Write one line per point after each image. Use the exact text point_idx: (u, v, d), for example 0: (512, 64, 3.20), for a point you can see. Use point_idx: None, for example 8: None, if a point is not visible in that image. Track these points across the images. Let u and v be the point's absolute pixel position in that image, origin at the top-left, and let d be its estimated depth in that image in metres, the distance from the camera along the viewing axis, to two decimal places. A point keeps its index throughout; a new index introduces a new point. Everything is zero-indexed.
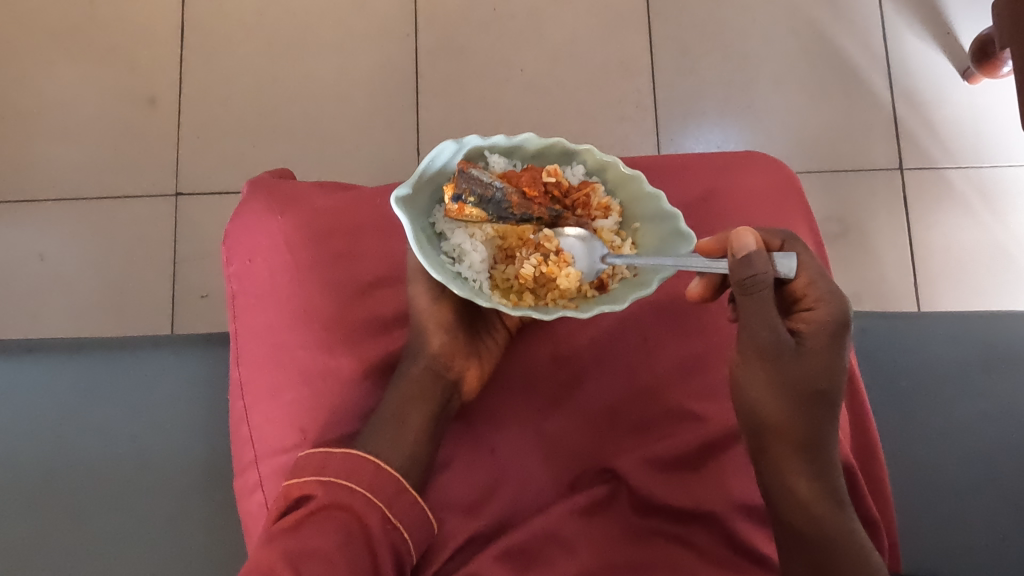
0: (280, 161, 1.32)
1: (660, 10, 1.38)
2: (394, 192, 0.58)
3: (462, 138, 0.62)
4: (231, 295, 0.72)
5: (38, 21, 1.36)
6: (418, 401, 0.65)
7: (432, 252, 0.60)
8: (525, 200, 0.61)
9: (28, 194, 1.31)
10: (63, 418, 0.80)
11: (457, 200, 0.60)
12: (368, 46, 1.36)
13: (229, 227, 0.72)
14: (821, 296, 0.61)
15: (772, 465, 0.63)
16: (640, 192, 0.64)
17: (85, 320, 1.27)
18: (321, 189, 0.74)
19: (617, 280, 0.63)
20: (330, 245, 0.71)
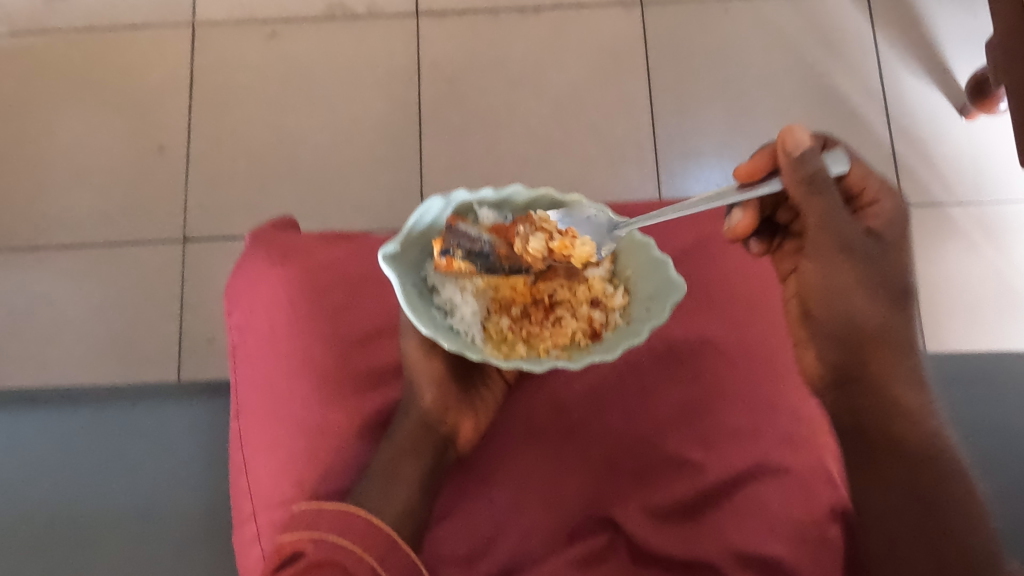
0: (285, 205, 1.34)
1: (659, 52, 1.41)
2: (382, 249, 0.59)
3: (450, 193, 0.62)
4: (233, 346, 0.73)
5: (51, 74, 1.39)
6: (412, 455, 0.65)
7: (423, 306, 0.61)
8: (514, 253, 0.63)
9: (37, 241, 1.32)
10: (67, 468, 0.81)
11: (446, 255, 0.61)
12: (372, 92, 1.39)
13: (232, 280, 0.74)
14: (880, 192, 0.66)
15: (870, 371, 0.64)
16: (631, 240, 0.66)
17: (92, 366, 1.28)
18: (323, 241, 0.76)
19: (610, 328, 0.63)
20: (332, 295, 0.72)
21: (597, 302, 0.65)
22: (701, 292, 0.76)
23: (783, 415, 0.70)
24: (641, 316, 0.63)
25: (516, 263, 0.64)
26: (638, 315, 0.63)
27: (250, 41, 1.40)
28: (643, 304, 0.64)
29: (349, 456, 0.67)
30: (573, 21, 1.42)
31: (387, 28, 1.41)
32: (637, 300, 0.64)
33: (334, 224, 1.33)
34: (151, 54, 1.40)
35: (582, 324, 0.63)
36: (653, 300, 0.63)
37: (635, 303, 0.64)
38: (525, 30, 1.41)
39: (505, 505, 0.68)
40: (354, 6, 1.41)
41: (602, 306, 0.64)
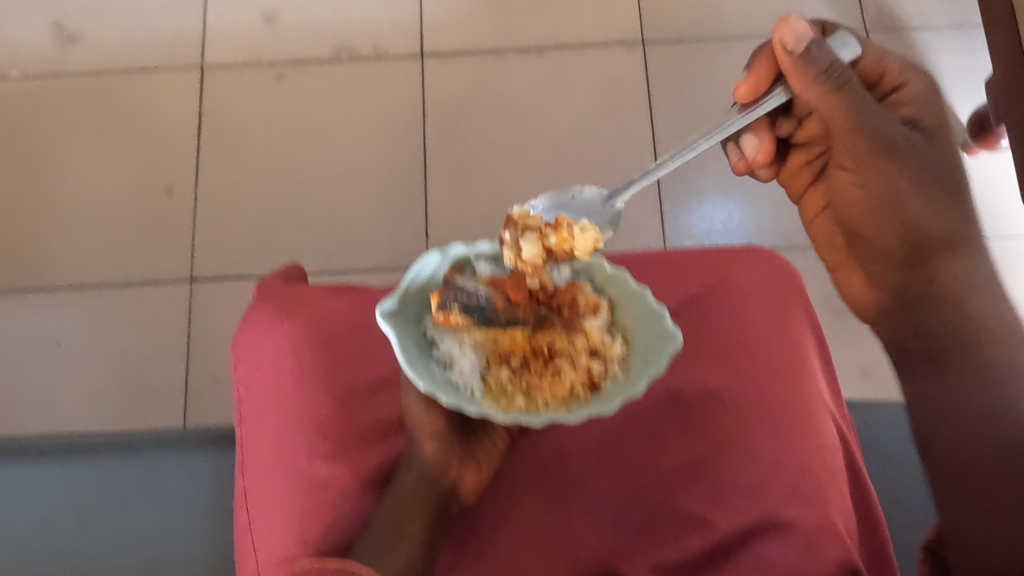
0: (292, 245, 1.35)
1: (661, 91, 1.42)
2: (380, 305, 0.63)
3: (446, 249, 0.68)
4: (237, 400, 0.73)
5: (63, 117, 1.41)
6: (415, 510, 0.64)
7: (421, 360, 0.62)
8: (510, 305, 0.65)
9: (46, 282, 1.34)
10: (71, 519, 0.81)
11: (444, 308, 0.64)
12: (378, 132, 1.40)
13: (237, 333, 0.74)
14: (904, 76, 0.80)
15: (924, 248, 0.78)
16: (627, 291, 0.69)
17: (98, 406, 1.28)
18: (327, 293, 0.76)
19: (610, 379, 0.63)
20: (336, 349, 0.73)
21: (596, 351, 0.64)
22: (705, 344, 0.75)
23: (789, 469, 0.70)
24: (639, 368, 0.63)
25: (513, 316, 0.65)
26: (636, 366, 0.63)
27: (257, 83, 1.43)
28: (641, 357, 0.64)
29: (353, 513, 0.67)
30: (575, 62, 1.43)
31: (392, 70, 1.43)
32: (635, 350, 0.65)
33: (340, 264, 1.34)
34: (160, 96, 1.42)
35: (580, 375, 0.62)
36: (649, 353, 0.64)
37: (633, 354, 0.65)
38: (528, 71, 1.43)
39: (507, 562, 0.68)
40: (359, 48, 1.44)
41: (601, 356, 0.64)
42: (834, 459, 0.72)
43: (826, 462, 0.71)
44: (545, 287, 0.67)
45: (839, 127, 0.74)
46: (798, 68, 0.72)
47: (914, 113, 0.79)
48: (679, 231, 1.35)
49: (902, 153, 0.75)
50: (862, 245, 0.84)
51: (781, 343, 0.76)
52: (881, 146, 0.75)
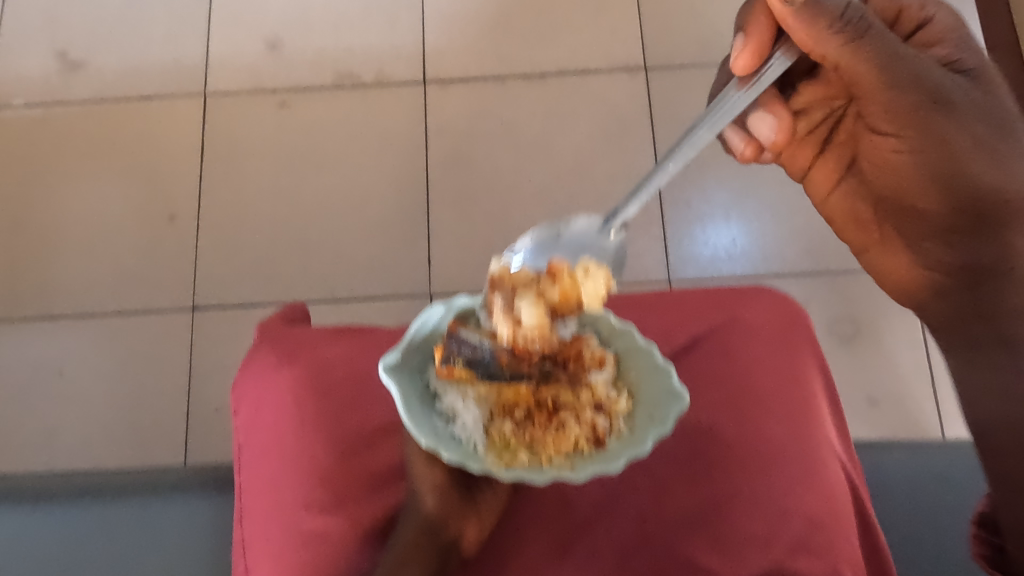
0: (295, 273, 1.35)
1: (665, 117, 1.42)
2: (382, 359, 0.63)
3: (451, 300, 0.67)
4: (238, 446, 0.73)
5: (66, 145, 1.41)
6: (413, 565, 0.63)
7: (424, 414, 0.63)
8: (514, 359, 0.65)
9: (48, 310, 1.33)
10: (68, 563, 0.79)
11: (447, 362, 0.64)
12: (381, 159, 1.40)
13: (238, 379, 0.74)
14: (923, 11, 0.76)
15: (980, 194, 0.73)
16: (633, 345, 0.69)
17: (100, 435, 1.28)
18: (328, 335, 0.75)
19: (615, 436, 0.63)
20: (335, 393, 0.71)
21: (601, 406, 0.64)
22: (711, 388, 0.74)
23: (795, 521, 0.69)
24: (644, 423, 0.64)
25: (517, 371, 0.65)
26: (642, 423, 0.64)
27: (261, 110, 1.43)
28: (647, 413, 0.65)
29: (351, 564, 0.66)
30: (578, 88, 1.43)
31: (395, 96, 1.43)
32: (640, 406, 0.65)
33: (342, 293, 1.33)
34: (163, 123, 1.42)
35: (586, 431, 0.62)
36: (654, 409, 0.65)
37: (639, 409, 0.65)
38: (531, 97, 1.43)
39: None
40: (363, 75, 1.44)
41: (607, 411, 0.64)
42: (844, 510, 0.71)
43: (833, 512, 0.70)
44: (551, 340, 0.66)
45: (870, 83, 0.70)
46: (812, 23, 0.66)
47: (951, 54, 0.74)
48: (684, 258, 1.34)
49: (947, 98, 0.70)
50: (895, 208, 0.80)
51: (788, 387, 0.75)
52: (921, 95, 0.70)
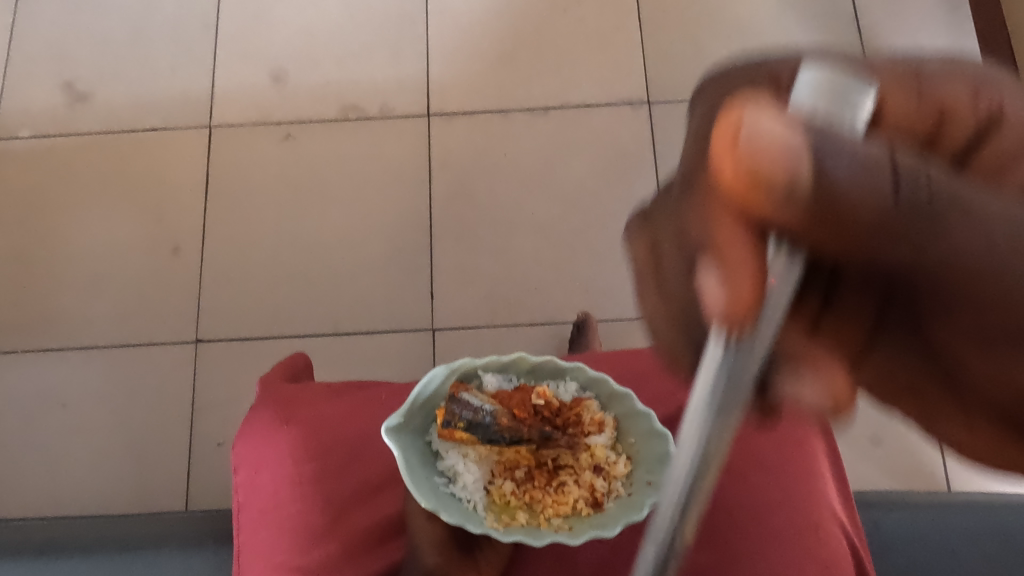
0: (297, 306, 1.35)
1: (668, 151, 1.42)
2: (385, 425, 0.67)
3: (454, 361, 0.72)
4: (236, 507, 0.71)
5: (73, 177, 1.42)
6: None
7: (426, 474, 0.69)
8: (514, 421, 0.71)
9: (53, 343, 1.34)
10: None
11: (449, 425, 0.69)
12: (384, 192, 1.40)
13: (237, 439, 0.73)
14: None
15: None
16: (631, 410, 0.74)
17: (102, 469, 1.28)
18: (329, 395, 0.75)
19: (611, 497, 0.70)
20: (335, 455, 0.72)
21: (600, 469, 0.72)
22: None
23: None
24: (641, 489, 0.70)
25: (518, 432, 0.71)
26: (638, 488, 0.70)
27: (265, 142, 1.43)
28: (644, 477, 0.71)
29: None
30: (581, 121, 1.44)
31: (399, 130, 1.43)
32: (637, 471, 0.71)
33: (345, 327, 1.34)
34: (169, 156, 1.43)
35: (583, 491, 0.70)
36: (653, 475, 0.71)
37: (636, 474, 0.71)
38: (534, 131, 1.43)
39: None
40: (367, 108, 1.45)
41: (605, 474, 0.72)
42: None
43: None
44: (552, 405, 0.72)
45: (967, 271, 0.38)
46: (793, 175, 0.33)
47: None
48: None
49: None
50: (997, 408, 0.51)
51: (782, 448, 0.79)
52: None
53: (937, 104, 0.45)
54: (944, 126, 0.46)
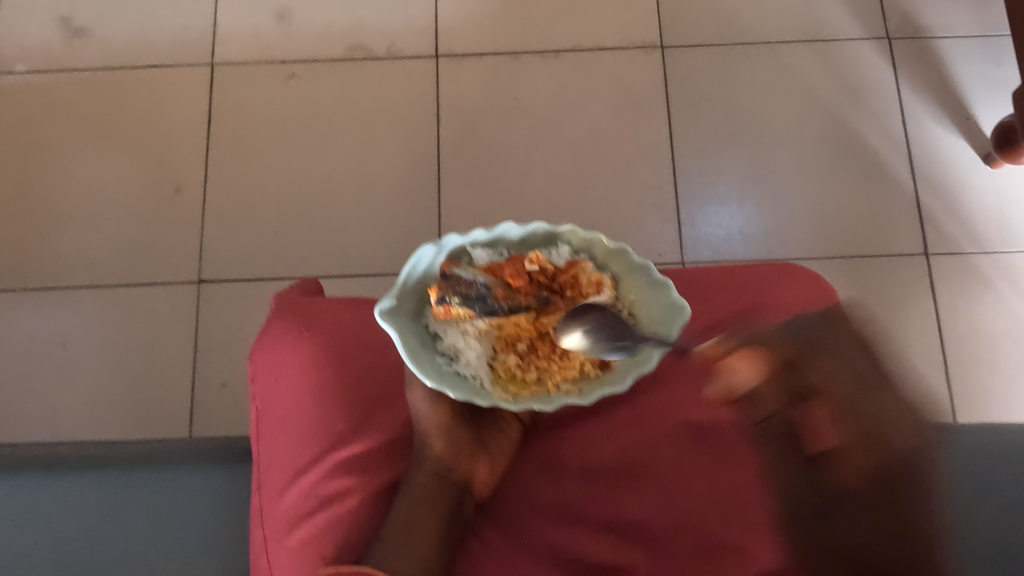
0: (302, 249, 1.32)
1: (679, 97, 1.40)
2: (378, 305, 0.66)
3: (442, 241, 0.70)
4: (255, 414, 0.71)
5: (71, 115, 1.39)
6: (427, 506, 0.63)
7: (428, 355, 0.67)
8: (510, 292, 0.68)
9: (51, 283, 1.31)
10: (73, 535, 0.77)
11: (444, 301, 0.68)
12: (391, 134, 1.38)
13: (257, 347, 0.73)
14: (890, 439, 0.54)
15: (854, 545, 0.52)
16: (628, 265, 0.72)
17: (103, 410, 1.26)
18: (352, 307, 0.74)
19: (619, 357, 0.68)
20: (358, 359, 0.71)
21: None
22: None
23: None
24: (647, 341, 0.68)
25: (514, 301, 0.68)
26: (644, 341, 0.68)
27: (269, 81, 1.40)
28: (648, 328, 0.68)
29: (368, 527, 0.65)
30: (593, 66, 1.41)
31: (407, 71, 1.40)
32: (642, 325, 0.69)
33: (351, 268, 1.31)
34: (170, 95, 1.39)
35: (589, 355, 0.67)
36: (658, 324, 0.68)
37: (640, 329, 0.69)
38: (545, 74, 1.40)
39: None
40: (373, 48, 1.41)
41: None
42: None
43: None
44: (545, 270, 0.69)
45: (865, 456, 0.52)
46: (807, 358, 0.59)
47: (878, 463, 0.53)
48: (697, 239, 1.32)
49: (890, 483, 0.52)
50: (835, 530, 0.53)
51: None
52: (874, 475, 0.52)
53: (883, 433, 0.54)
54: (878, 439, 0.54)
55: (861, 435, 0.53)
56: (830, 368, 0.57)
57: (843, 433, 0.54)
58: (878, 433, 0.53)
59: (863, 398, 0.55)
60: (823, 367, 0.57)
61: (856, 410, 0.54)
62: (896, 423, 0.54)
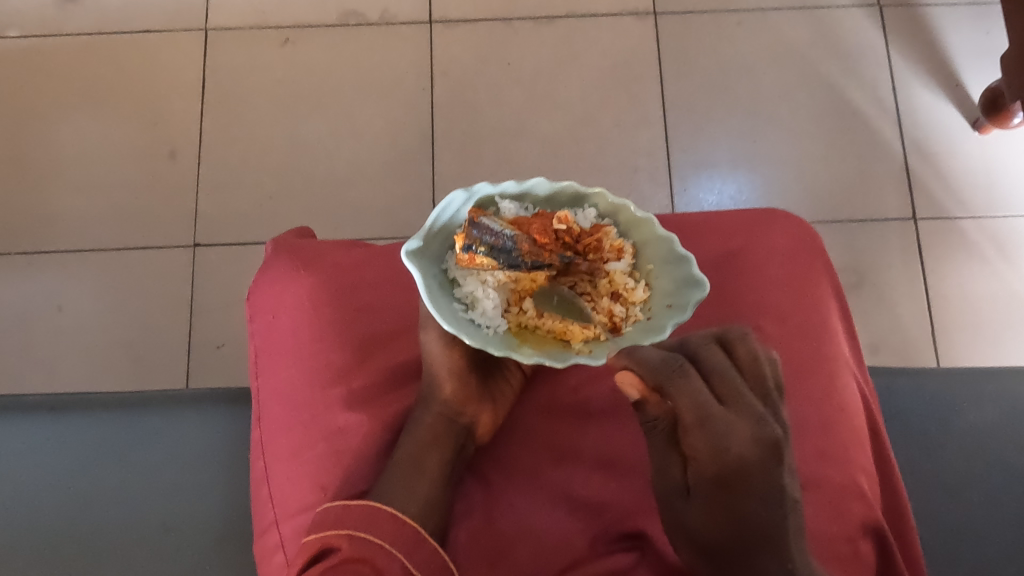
0: (297, 213, 1.33)
1: (672, 63, 1.40)
2: (405, 245, 0.65)
3: (472, 188, 0.68)
4: (255, 351, 0.75)
5: (64, 79, 1.39)
6: (433, 446, 0.65)
7: (444, 299, 0.66)
8: (535, 247, 0.67)
9: (47, 245, 1.31)
10: (80, 472, 0.79)
11: (469, 249, 0.65)
12: (385, 99, 1.38)
13: (256, 287, 0.76)
14: (745, 443, 0.56)
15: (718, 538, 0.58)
16: (653, 236, 0.68)
17: (100, 370, 1.27)
18: (351, 251, 0.77)
19: (631, 323, 0.67)
20: (358, 299, 0.74)
21: (618, 295, 0.68)
22: (734, 302, 0.73)
23: (815, 432, 0.68)
24: (662, 312, 0.66)
25: (538, 258, 0.67)
26: (659, 311, 0.66)
27: (263, 47, 1.40)
28: (664, 301, 0.66)
29: (370, 464, 0.66)
30: (586, 31, 1.41)
31: (401, 37, 1.40)
32: (658, 295, 0.67)
33: (345, 232, 1.32)
34: (163, 60, 1.39)
35: (603, 317, 0.66)
36: (674, 298, 0.66)
37: (656, 299, 0.67)
38: (538, 40, 1.41)
39: (521, 517, 0.66)
40: (367, 13, 1.41)
41: (624, 300, 0.67)
42: (857, 418, 0.70)
43: (852, 424, 0.69)
44: (572, 230, 0.67)
45: (717, 470, 0.56)
46: (668, 371, 0.57)
47: (735, 467, 0.56)
48: (689, 203, 1.34)
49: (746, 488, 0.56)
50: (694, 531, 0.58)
51: (805, 309, 0.74)
52: (727, 482, 0.56)
53: (739, 437, 0.56)
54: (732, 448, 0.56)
55: (718, 459, 0.56)
56: (694, 391, 0.56)
57: (705, 457, 0.56)
58: (730, 455, 0.56)
59: (717, 421, 0.56)
60: (689, 391, 0.56)
61: (711, 439, 0.56)
62: (744, 443, 0.56)
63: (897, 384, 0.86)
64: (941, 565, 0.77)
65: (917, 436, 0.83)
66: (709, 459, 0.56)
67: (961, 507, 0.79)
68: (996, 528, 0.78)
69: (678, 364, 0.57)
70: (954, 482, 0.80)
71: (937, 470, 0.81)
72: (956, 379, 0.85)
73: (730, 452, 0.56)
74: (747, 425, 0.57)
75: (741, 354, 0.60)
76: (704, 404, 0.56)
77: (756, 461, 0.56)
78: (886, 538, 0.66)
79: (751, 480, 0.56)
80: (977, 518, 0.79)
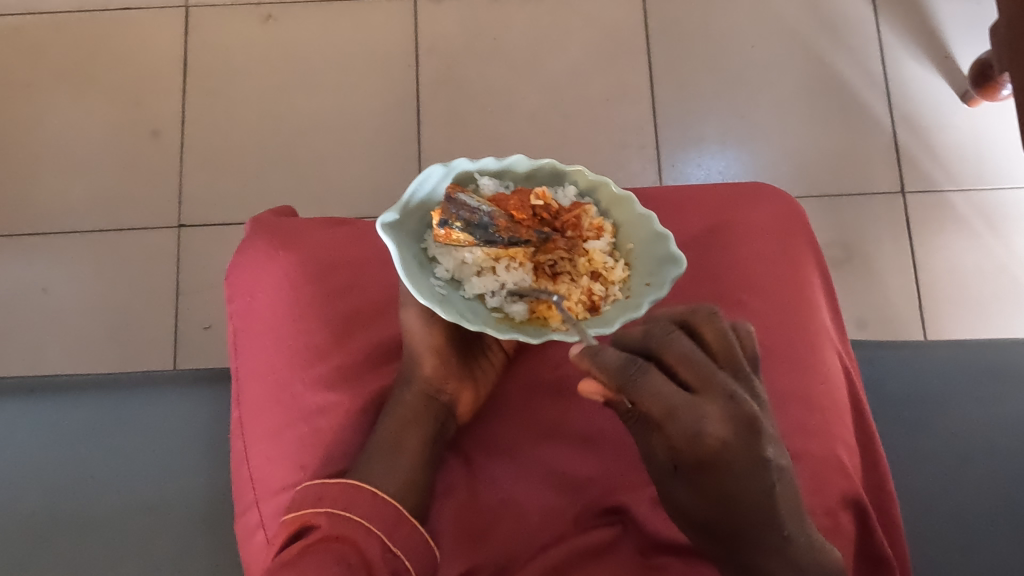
0: (281, 193, 1.32)
1: (659, 36, 1.39)
2: (381, 218, 0.64)
3: (450, 162, 0.67)
4: (233, 331, 0.74)
5: (43, 57, 1.37)
6: (413, 425, 0.65)
7: (423, 276, 0.65)
8: (513, 223, 0.66)
9: (29, 226, 1.30)
10: (63, 452, 0.79)
11: (445, 225, 0.64)
12: (370, 76, 1.37)
13: (233, 266, 0.75)
14: (721, 429, 0.51)
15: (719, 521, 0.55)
16: (632, 214, 0.68)
17: (86, 351, 1.26)
18: (328, 228, 0.76)
19: (610, 301, 0.66)
20: (336, 277, 0.73)
21: (598, 274, 0.67)
22: (719, 279, 0.73)
23: (796, 406, 0.68)
24: (640, 291, 0.66)
25: (516, 234, 0.66)
26: (638, 289, 0.66)
27: (245, 23, 1.38)
28: (642, 279, 0.66)
29: (351, 443, 0.67)
30: (572, 5, 1.40)
31: (386, 12, 1.39)
32: (637, 274, 0.67)
33: (331, 212, 1.31)
34: (143, 38, 1.37)
35: (582, 295, 0.66)
36: (653, 276, 0.66)
37: (635, 278, 0.67)
38: (525, 14, 1.39)
39: (503, 494, 0.66)
40: None
41: (603, 279, 0.67)
42: (837, 391, 0.70)
43: (832, 399, 0.69)
44: (550, 206, 0.67)
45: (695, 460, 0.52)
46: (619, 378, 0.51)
47: (712, 453, 0.51)
48: (677, 178, 1.33)
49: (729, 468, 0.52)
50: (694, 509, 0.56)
51: (788, 281, 0.74)
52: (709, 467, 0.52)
53: (713, 424, 0.51)
54: (708, 437, 0.51)
55: (694, 447, 0.51)
56: (656, 386, 0.50)
57: (683, 447, 0.51)
58: (706, 443, 0.51)
59: (686, 413, 0.50)
60: (652, 389, 0.50)
61: (684, 430, 0.50)
62: (720, 426, 0.51)
63: (881, 357, 0.86)
64: (923, 537, 0.78)
65: (901, 409, 0.83)
66: (688, 449, 0.52)
67: (944, 480, 0.80)
68: (980, 501, 0.78)
69: (632, 367, 0.51)
70: (939, 455, 0.81)
71: (918, 444, 0.81)
72: (939, 353, 0.85)
73: (703, 438, 0.51)
74: (717, 410, 0.51)
75: (710, 337, 0.55)
76: (668, 401, 0.50)
77: (733, 442, 0.51)
78: (865, 510, 0.67)
79: (732, 461, 0.51)
80: (959, 492, 0.79)
